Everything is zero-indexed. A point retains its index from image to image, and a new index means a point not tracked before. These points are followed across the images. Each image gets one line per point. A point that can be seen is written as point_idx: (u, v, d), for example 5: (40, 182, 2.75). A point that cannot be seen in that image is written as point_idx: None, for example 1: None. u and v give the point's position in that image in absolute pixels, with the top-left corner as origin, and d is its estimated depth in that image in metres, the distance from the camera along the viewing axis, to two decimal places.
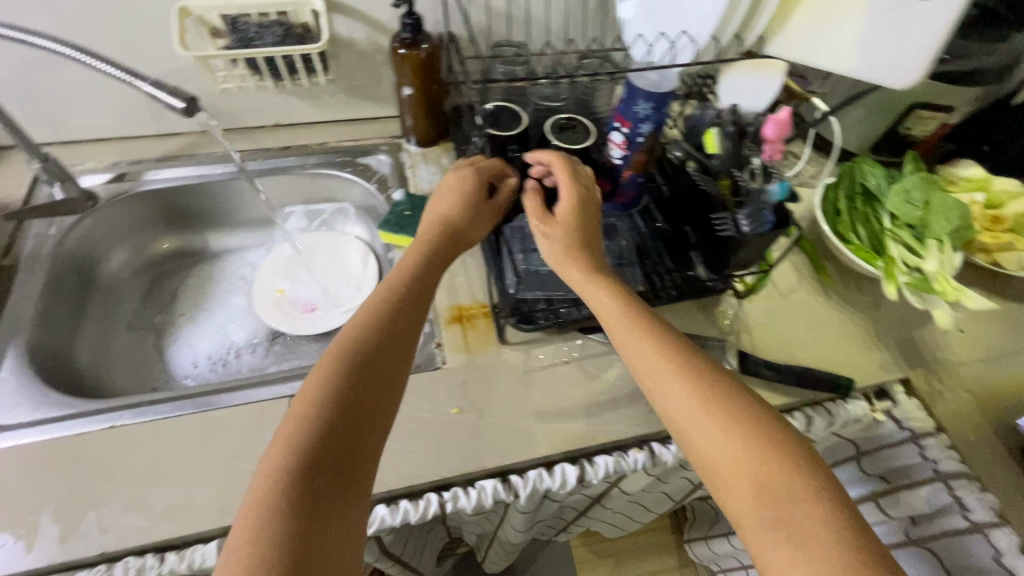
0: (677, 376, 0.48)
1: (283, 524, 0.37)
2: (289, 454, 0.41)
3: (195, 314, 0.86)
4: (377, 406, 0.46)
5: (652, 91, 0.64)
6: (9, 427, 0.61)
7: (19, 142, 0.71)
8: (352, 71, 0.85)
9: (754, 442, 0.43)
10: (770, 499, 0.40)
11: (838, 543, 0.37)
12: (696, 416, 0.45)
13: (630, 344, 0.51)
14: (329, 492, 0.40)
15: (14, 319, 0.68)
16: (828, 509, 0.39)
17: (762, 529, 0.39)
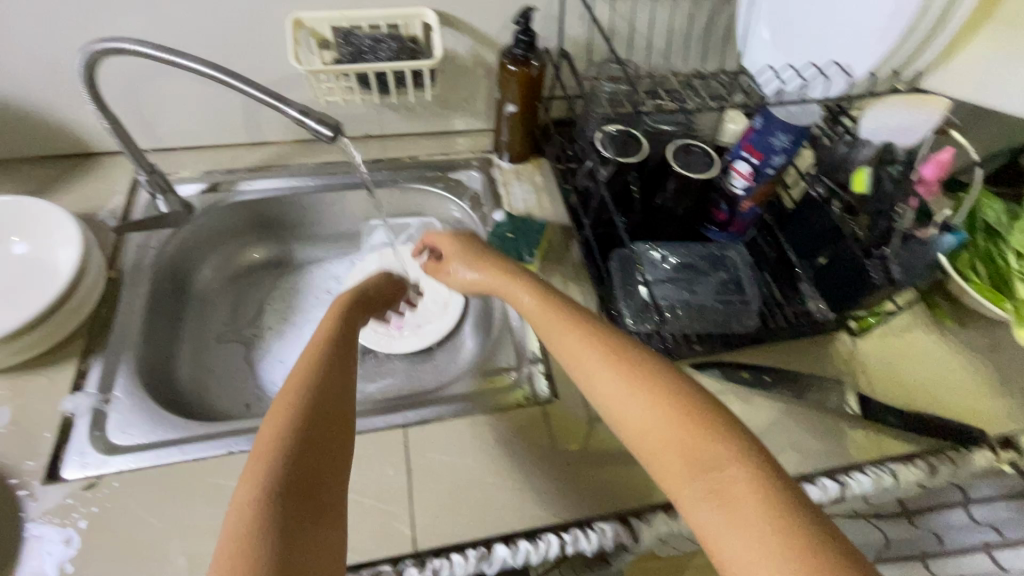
0: (603, 361, 0.48)
1: (263, 513, 0.38)
2: (267, 454, 0.42)
3: (283, 328, 0.85)
4: (333, 404, 0.48)
5: (792, 123, 0.61)
6: (126, 449, 0.60)
7: (128, 155, 0.69)
8: (450, 84, 0.83)
9: (676, 415, 0.43)
10: (699, 472, 0.40)
11: (772, 511, 0.36)
12: (628, 396, 0.45)
13: (567, 337, 0.52)
14: (289, 472, 0.41)
15: (122, 334, 0.67)
16: (757, 475, 0.38)
17: (700, 507, 0.39)
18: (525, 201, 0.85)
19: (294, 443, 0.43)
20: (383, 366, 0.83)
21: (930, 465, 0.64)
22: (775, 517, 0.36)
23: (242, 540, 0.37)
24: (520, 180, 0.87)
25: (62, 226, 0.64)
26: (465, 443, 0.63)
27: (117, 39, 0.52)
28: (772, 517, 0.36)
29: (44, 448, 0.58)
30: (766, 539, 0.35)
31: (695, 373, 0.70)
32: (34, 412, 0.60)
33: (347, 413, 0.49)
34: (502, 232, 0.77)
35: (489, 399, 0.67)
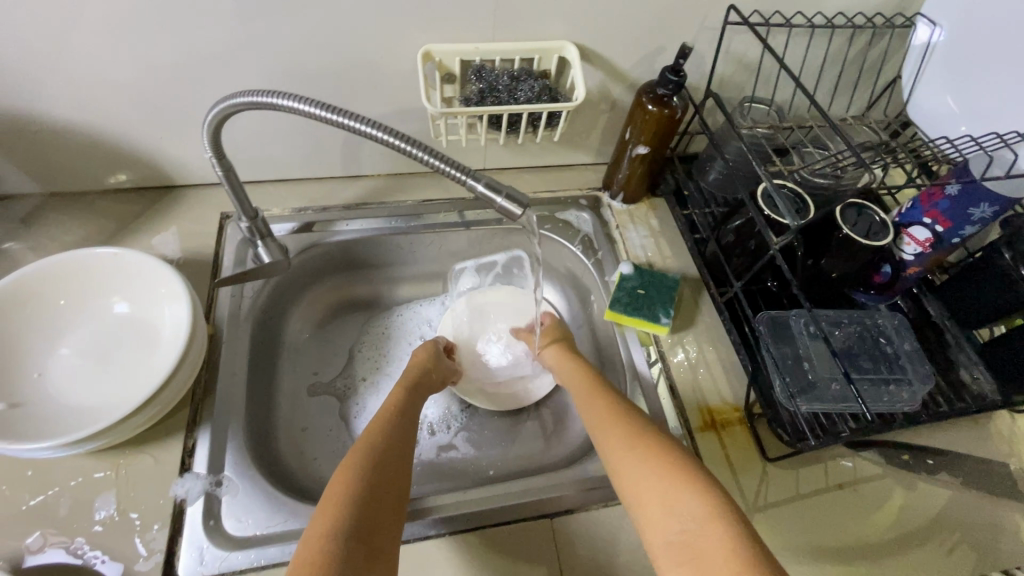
0: (624, 431, 0.55)
1: (328, 548, 0.43)
2: (334, 497, 0.48)
3: (377, 379, 0.79)
4: (391, 461, 0.53)
5: (1001, 193, 0.54)
6: (245, 540, 0.53)
7: (234, 202, 0.62)
8: (568, 119, 0.76)
9: (665, 471, 0.48)
10: (674, 523, 0.44)
11: (737, 564, 0.39)
12: (629, 454, 0.52)
13: (589, 406, 0.61)
14: (354, 512, 0.46)
15: (228, 401, 0.61)
16: (727, 532, 0.42)
17: (671, 561, 0.43)
18: (644, 247, 0.78)
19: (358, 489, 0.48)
20: (487, 425, 0.77)
21: None
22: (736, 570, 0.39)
23: (306, 562, 0.42)
24: (635, 223, 0.80)
25: (167, 282, 0.58)
26: (617, 537, 0.57)
27: (272, 92, 0.44)
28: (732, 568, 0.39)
29: (157, 544, 0.51)
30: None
31: (853, 456, 0.63)
32: (143, 498, 0.54)
33: (405, 470, 0.54)
34: (632, 287, 0.71)
35: None
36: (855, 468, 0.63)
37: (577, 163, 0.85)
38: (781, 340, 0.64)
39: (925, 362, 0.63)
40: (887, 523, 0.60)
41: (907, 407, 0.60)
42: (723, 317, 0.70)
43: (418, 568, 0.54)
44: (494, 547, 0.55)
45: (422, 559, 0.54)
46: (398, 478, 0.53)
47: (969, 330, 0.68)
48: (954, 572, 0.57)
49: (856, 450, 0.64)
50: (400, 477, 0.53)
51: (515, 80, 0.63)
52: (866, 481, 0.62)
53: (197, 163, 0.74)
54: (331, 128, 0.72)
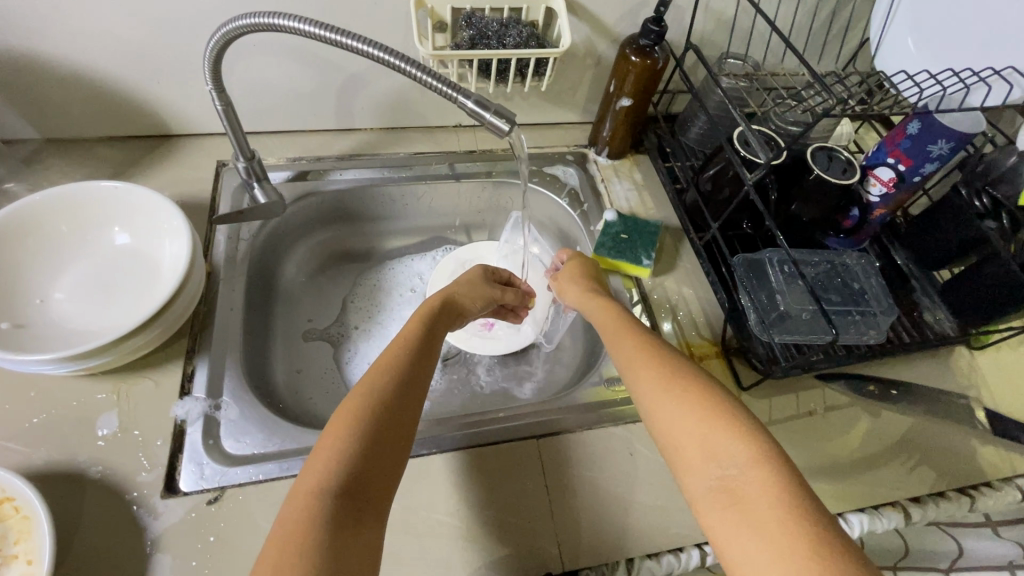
0: (656, 369, 0.50)
1: (315, 505, 0.39)
2: (329, 445, 0.43)
3: (370, 326, 0.81)
4: (390, 404, 0.48)
5: (957, 130, 0.58)
6: (244, 457, 0.56)
7: (233, 140, 0.64)
8: (556, 74, 0.79)
9: (703, 417, 0.44)
10: (714, 469, 0.42)
11: (780, 514, 0.37)
12: (660, 396, 0.48)
13: (618, 345, 0.56)
14: (344, 464, 0.42)
15: (225, 332, 0.63)
16: (773, 480, 0.39)
17: (711, 505, 0.40)
18: (627, 199, 0.81)
19: (352, 438, 0.44)
20: (477, 370, 0.80)
21: None
22: (784, 523, 0.37)
23: (295, 523, 0.39)
24: (620, 177, 0.84)
25: (166, 214, 0.59)
26: (597, 455, 0.60)
27: (277, 14, 0.47)
28: (777, 519, 0.37)
29: (159, 458, 0.54)
30: (767, 539, 0.36)
31: (822, 386, 0.67)
32: (144, 418, 0.56)
33: (410, 408, 0.49)
34: (615, 232, 0.74)
35: (615, 409, 0.64)
36: (824, 398, 0.67)
37: (564, 121, 0.88)
38: (757, 277, 0.67)
39: (889, 298, 0.67)
40: (853, 446, 0.63)
41: (874, 337, 0.64)
42: (701, 260, 0.73)
43: (411, 483, 0.57)
44: (484, 464, 0.59)
45: (415, 476, 0.57)
46: (401, 417, 0.48)
47: (930, 271, 0.72)
48: (913, 488, 0.61)
49: (825, 381, 0.68)
50: (406, 417, 0.48)
51: (504, 28, 0.66)
52: (834, 409, 0.66)
53: (192, 111, 0.75)
54: (325, 78, 0.74)
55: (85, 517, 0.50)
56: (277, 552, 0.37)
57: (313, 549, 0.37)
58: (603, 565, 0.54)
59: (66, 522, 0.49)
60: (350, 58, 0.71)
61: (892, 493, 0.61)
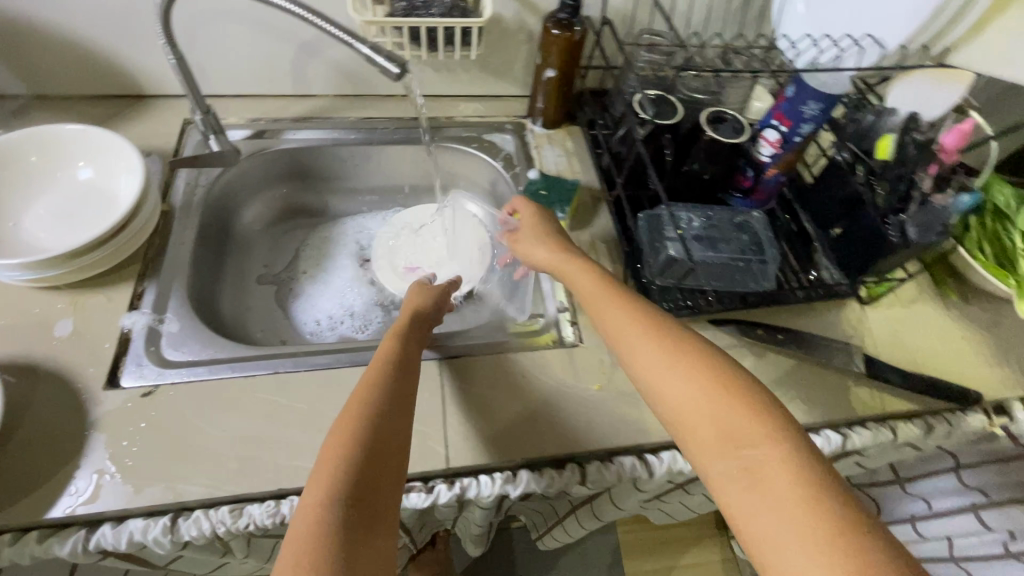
0: (663, 353, 0.52)
1: (325, 510, 0.44)
2: (341, 459, 0.47)
3: (316, 273, 0.89)
4: (393, 403, 0.53)
5: (823, 91, 0.64)
6: (179, 364, 0.64)
7: (188, 93, 0.72)
8: (491, 47, 0.86)
9: (722, 398, 0.47)
10: (733, 451, 0.44)
11: (802, 492, 0.40)
12: (671, 374, 0.50)
13: (619, 326, 0.57)
14: (344, 482, 0.46)
15: (175, 263, 0.71)
16: (794, 460, 0.42)
17: (731, 485, 0.43)
18: (556, 163, 0.88)
19: (351, 454, 0.48)
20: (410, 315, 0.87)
21: (925, 423, 0.71)
22: (807, 501, 0.40)
23: (311, 527, 0.43)
24: (552, 144, 0.91)
25: (125, 155, 0.68)
26: (494, 378, 0.67)
27: None
28: (798, 497, 0.40)
29: (104, 358, 0.62)
30: (789, 515, 0.39)
31: (711, 329, 0.74)
32: (95, 325, 0.64)
33: (403, 407, 0.54)
34: (535, 189, 0.81)
35: (518, 341, 0.71)
36: (712, 338, 0.73)
37: (506, 94, 0.95)
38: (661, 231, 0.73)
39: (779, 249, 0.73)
40: None
41: (755, 282, 0.71)
42: (613, 216, 0.80)
43: (324, 390, 0.64)
44: None
45: (327, 383, 0.64)
46: (394, 423, 0.52)
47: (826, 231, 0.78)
48: None
49: (716, 325, 0.74)
50: (399, 428, 0.52)
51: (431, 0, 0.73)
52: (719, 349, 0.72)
53: (160, 72, 0.83)
54: (279, 45, 0.82)
55: (35, 401, 0.58)
56: (297, 560, 0.41)
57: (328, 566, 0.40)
58: (488, 469, 0.62)
59: (19, 404, 0.58)
60: (303, 26, 0.80)
61: None
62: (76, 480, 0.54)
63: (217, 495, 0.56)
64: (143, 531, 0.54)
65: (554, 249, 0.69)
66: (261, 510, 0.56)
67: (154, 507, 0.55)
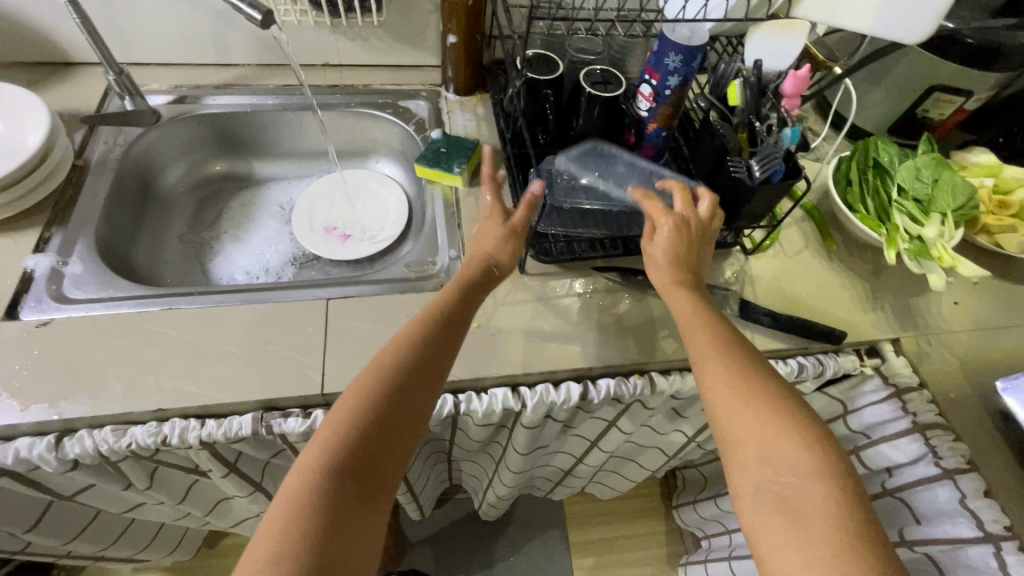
0: (733, 378, 0.54)
1: (317, 481, 0.46)
2: (335, 430, 0.49)
3: (237, 234, 0.94)
4: (414, 379, 0.53)
5: (681, 43, 0.68)
6: (78, 301, 0.68)
7: (98, 55, 0.77)
8: (401, 16, 0.91)
9: (781, 431, 0.50)
10: (775, 478, 0.48)
11: (835, 533, 0.44)
12: (733, 394, 0.53)
13: (692, 334, 0.59)
14: (341, 454, 0.47)
15: (86, 213, 0.76)
16: (833, 500, 0.46)
17: (764, 507, 0.47)
18: (465, 127, 0.93)
19: (356, 437, 0.48)
20: (323, 270, 0.91)
21: (797, 361, 0.74)
22: (836, 538, 0.44)
23: (301, 495, 0.45)
24: (464, 110, 0.95)
25: (35, 109, 0.73)
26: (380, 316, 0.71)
27: None
28: (831, 538, 0.44)
29: (7, 293, 0.66)
30: (817, 548, 0.44)
31: (595, 275, 0.78)
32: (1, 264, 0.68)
33: (428, 398, 0.53)
34: (437, 147, 0.85)
35: (408, 285, 0.75)
36: (595, 284, 0.77)
37: (422, 64, 1.00)
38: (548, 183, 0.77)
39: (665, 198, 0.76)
40: (611, 321, 0.74)
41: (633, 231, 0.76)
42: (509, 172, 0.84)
43: (214, 324, 0.68)
44: (278, 316, 0.69)
45: (217, 319, 0.68)
46: (418, 414, 0.53)
47: None
48: (654, 356, 0.71)
49: (599, 272, 0.77)
50: (415, 412, 0.52)
51: None
52: (600, 293, 0.76)
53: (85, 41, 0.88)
54: (196, 14, 0.87)
55: None
56: (283, 534, 0.43)
57: (317, 539, 0.43)
58: None
59: None
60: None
61: (633, 358, 0.71)
62: None
63: (98, 416, 0.60)
64: (30, 449, 0.58)
65: (673, 253, 0.63)
66: (142, 429, 0.60)
67: (37, 424, 0.58)
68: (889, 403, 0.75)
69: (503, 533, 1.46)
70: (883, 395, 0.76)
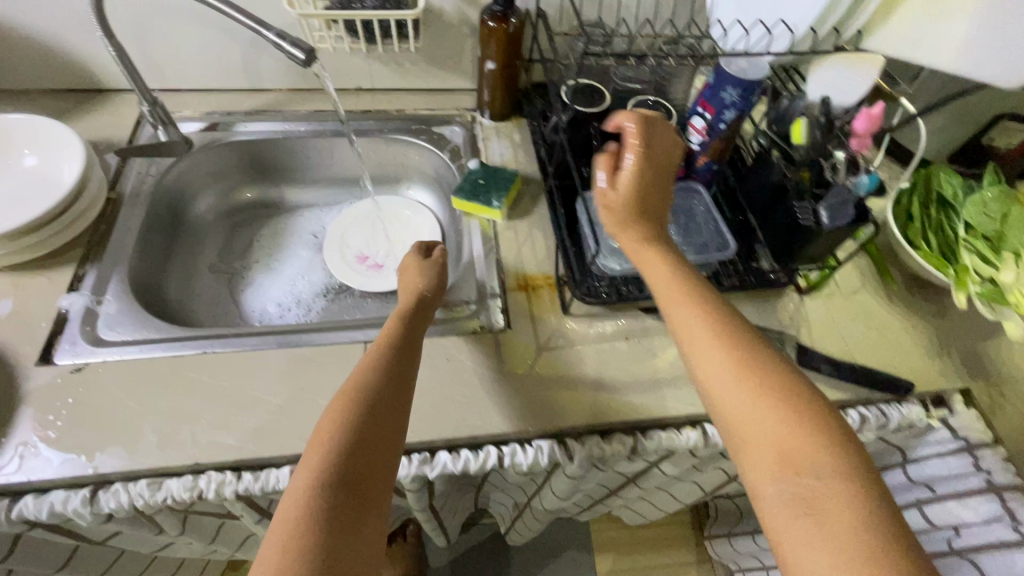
0: (729, 364, 0.49)
1: (311, 496, 0.44)
2: (321, 448, 0.48)
3: (268, 263, 0.92)
4: (389, 390, 0.53)
5: (739, 76, 0.64)
6: (111, 343, 0.66)
7: (133, 85, 0.75)
8: (436, 40, 0.88)
9: (794, 422, 0.46)
10: (789, 472, 0.44)
11: (858, 526, 0.40)
12: (731, 384, 0.48)
13: (678, 317, 0.54)
14: (337, 468, 0.46)
15: (118, 249, 0.74)
16: (854, 493, 0.42)
17: (783, 507, 0.43)
18: (501, 155, 0.89)
19: (342, 449, 0.47)
20: (355, 302, 0.88)
21: (860, 414, 0.69)
22: (860, 531, 0.40)
23: (295, 516, 0.43)
24: (499, 136, 0.92)
25: (68, 142, 0.71)
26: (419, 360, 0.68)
27: None
28: (855, 530, 0.40)
29: (40, 336, 0.65)
30: (840, 542, 0.40)
31: (644, 316, 0.74)
32: (34, 306, 0.67)
33: (401, 403, 0.53)
34: (474, 178, 0.83)
35: (448, 327, 0.72)
36: (643, 327, 0.73)
37: (456, 88, 0.97)
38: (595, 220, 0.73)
39: (722, 237, 0.72)
40: (663, 367, 0.70)
41: (692, 257, 0.70)
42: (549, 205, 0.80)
43: (249, 370, 0.65)
44: (316, 360, 0.67)
45: (251, 364, 0.66)
46: (390, 419, 0.52)
47: None
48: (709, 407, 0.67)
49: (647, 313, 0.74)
50: (390, 420, 0.51)
51: None
52: (649, 336, 0.72)
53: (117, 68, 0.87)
54: (229, 41, 0.85)
55: None
56: (284, 553, 0.41)
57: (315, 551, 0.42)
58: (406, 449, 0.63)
59: None
60: None
61: (686, 409, 0.67)
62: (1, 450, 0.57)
63: (133, 470, 0.57)
64: (65, 503, 0.56)
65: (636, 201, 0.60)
66: (178, 484, 0.58)
67: (72, 479, 0.56)
68: (960, 458, 0.70)
69: (527, 558, 1.42)
70: (951, 448, 0.72)
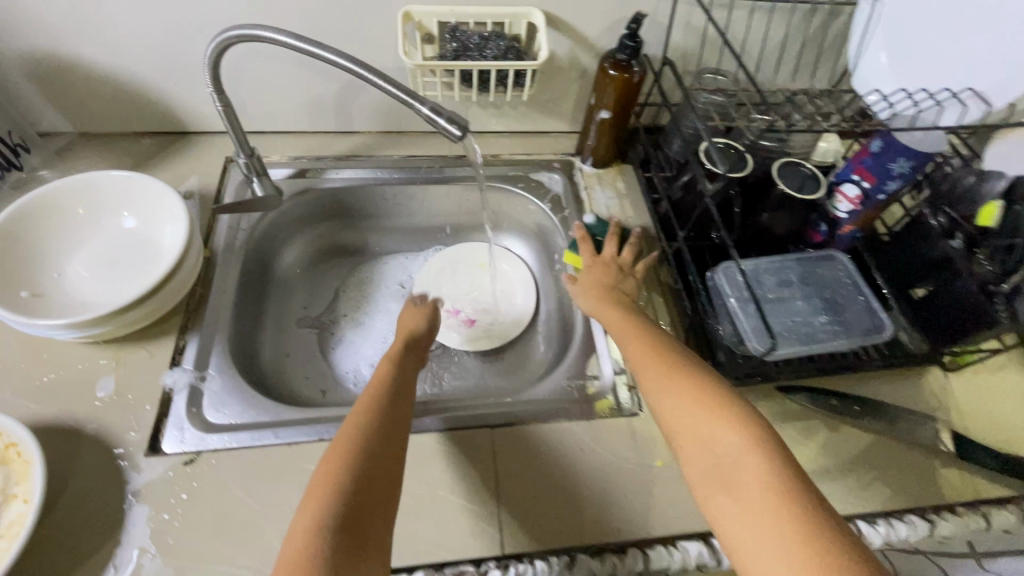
0: (659, 372, 0.55)
1: (331, 487, 0.45)
2: (342, 445, 0.49)
3: (357, 317, 0.86)
4: (397, 402, 0.56)
5: (915, 149, 0.59)
6: (221, 428, 0.61)
7: (233, 138, 0.70)
8: (541, 84, 0.82)
9: (702, 411, 0.49)
10: (713, 455, 0.46)
11: (771, 494, 0.42)
12: (663, 391, 0.53)
13: (626, 340, 0.61)
14: (356, 464, 0.47)
15: (216, 315, 0.69)
16: (770, 464, 0.44)
17: (712, 488, 0.45)
18: (608, 206, 0.83)
19: (358, 443, 0.49)
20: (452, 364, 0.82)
21: None
22: (777, 499, 0.41)
23: (313, 500, 0.44)
24: (603, 185, 0.86)
25: (169, 202, 0.66)
26: (548, 446, 0.63)
27: (258, 27, 0.54)
28: (769, 498, 0.42)
29: (147, 420, 0.60)
30: (762, 512, 0.41)
31: (781, 394, 0.68)
32: (138, 384, 0.62)
33: (406, 412, 0.56)
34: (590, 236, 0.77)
35: (574, 407, 0.66)
36: (784, 408, 0.67)
37: (553, 130, 0.91)
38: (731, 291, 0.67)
39: (876, 315, 0.65)
40: (810, 457, 0.64)
41: (845, 340, 0.63)
42: (668, 267, 0.75)
43: None
44: (440, 449, 0.61)
45: None
46: (401, 425, 0.54)
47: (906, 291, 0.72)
48: (867, 505, 0.61)
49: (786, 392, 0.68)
50: (396, 423, 0.54)
51: (485, 44, 0.70)
52: (793, 421, 0.66)
53: (205, 111, 0.82)
54: (324, 84, 0.80)
55: (79, 466, 0.56)
56: (300, 533, 0.42)
57: (327, 524, 0.42)
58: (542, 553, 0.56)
59: (62, 470, 0.56)
60: None
61: (844, 508, 0.61)
62: (118, 558, 0.52)
63: None
64: None
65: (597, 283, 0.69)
66: None
67: None
68: None
69: None
70: None
